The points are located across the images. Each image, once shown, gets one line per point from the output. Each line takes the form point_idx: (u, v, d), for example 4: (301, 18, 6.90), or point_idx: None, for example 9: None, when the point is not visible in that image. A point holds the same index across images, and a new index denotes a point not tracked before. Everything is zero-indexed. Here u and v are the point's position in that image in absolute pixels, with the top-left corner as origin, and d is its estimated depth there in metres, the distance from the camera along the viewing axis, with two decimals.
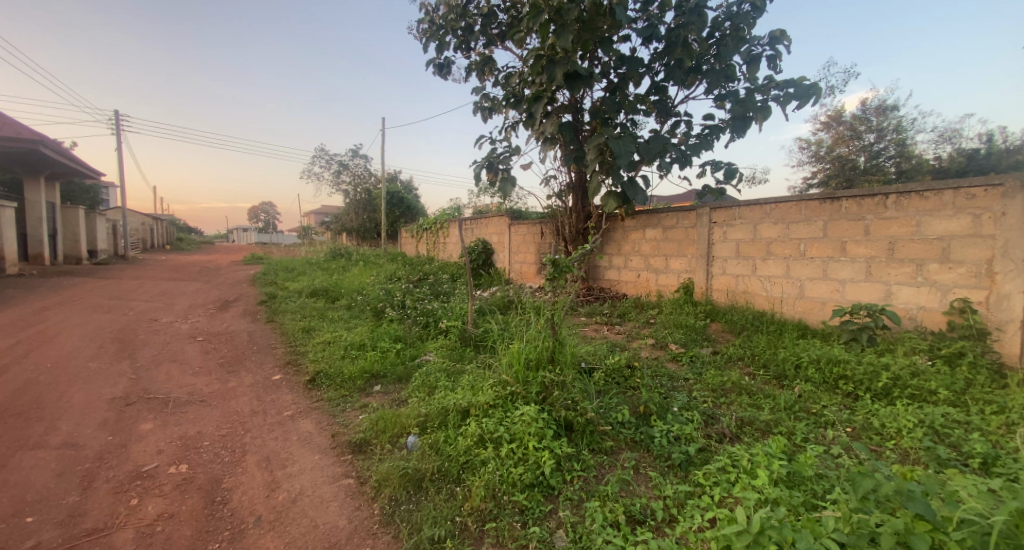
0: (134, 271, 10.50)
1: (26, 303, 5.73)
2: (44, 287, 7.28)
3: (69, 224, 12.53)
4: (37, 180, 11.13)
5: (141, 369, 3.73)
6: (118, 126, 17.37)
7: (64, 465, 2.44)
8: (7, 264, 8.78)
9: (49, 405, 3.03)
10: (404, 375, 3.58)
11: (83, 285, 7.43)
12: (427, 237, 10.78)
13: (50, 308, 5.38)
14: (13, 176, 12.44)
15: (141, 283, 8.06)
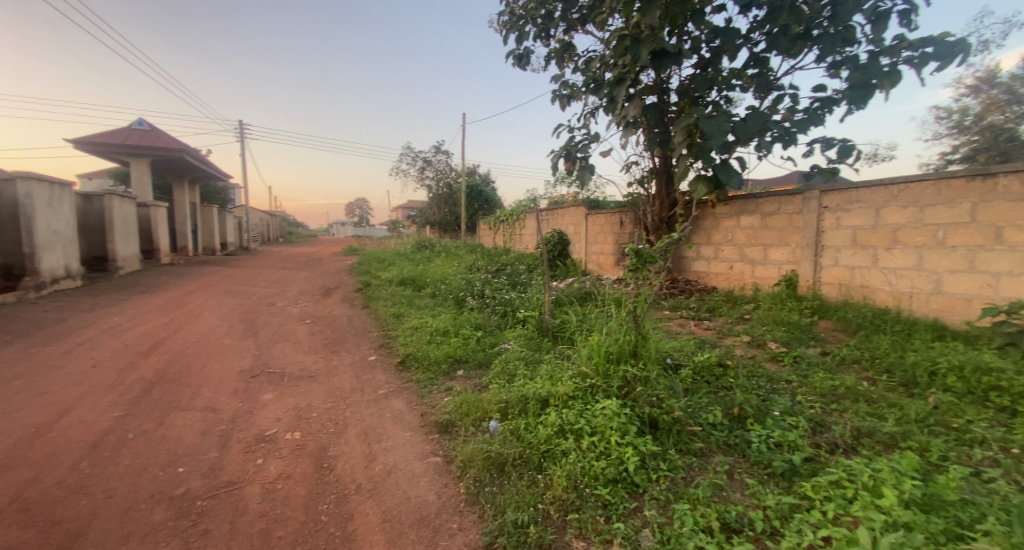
0: (255, 262, 12.05)
1: (176, 287, 6.85)
2: (188, 274, 8.65)
3: (205, 220, 14.74)
4: (183, 184, 13.24)
5: (262, 346, 4.28)
6: (241, 135, 20.04)
7: (206, 425, 2.89)
8: (161, 254, 10.57)
9: (194, 374, 3.60)
10: (485, 361, 3.69)
11: (216, 273, 8.70)
12: (504, 228, 10.99)
13: (194, 292, 6.38)
14: (165, 181, 14.93)
15: (260, 271, 9.23)
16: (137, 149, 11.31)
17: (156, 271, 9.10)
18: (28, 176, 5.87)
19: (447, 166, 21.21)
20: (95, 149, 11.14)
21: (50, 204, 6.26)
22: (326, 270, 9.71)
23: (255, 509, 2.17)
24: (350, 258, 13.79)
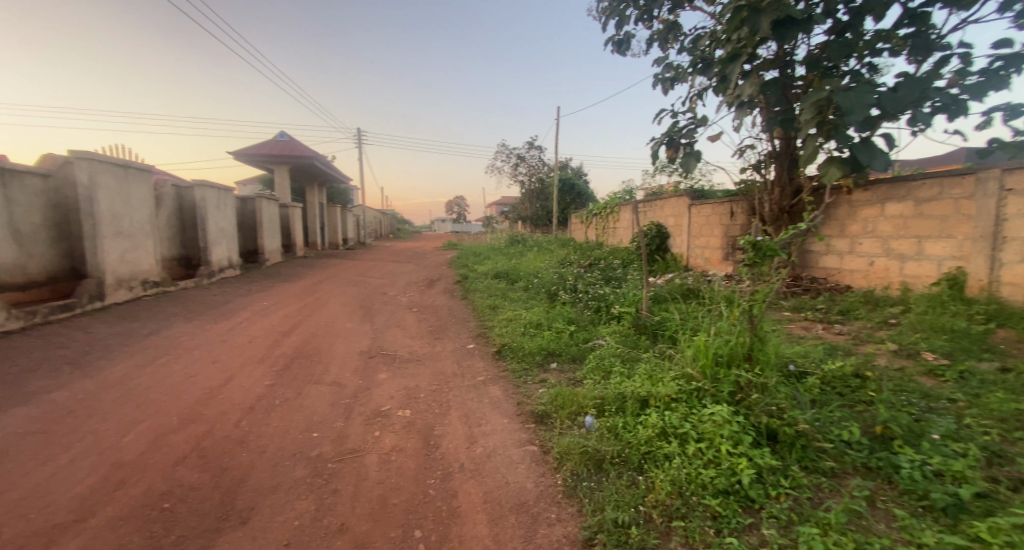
0: (368, 255, 13.40)
1: (308, 277, 7.93)
2: (315, 266, 9.94)
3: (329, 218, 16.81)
4: (313, 187, 15.25)
5: (376, 331, 4.75)
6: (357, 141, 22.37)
7: (333, 397, 3.30)
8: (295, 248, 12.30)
9: (324, 352, 4.14)
10: (578, 356, 3.66)
11: (337, 265, 9.86)
12: (597, 222, 10.78)
13: (322, 282, 7.32)
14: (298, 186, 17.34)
15: (372, 264, 10.26)
16: (278, 158, 13.23)
17: (291, 263, 10.62)
18: (203, 184, 7.20)
19: (540, 161, 21.29)
20: (248, 160, 13.31)
21: (218, 206, 7.61)
22: (428, 263, 10.45)
23: (374, 476, 2.43)
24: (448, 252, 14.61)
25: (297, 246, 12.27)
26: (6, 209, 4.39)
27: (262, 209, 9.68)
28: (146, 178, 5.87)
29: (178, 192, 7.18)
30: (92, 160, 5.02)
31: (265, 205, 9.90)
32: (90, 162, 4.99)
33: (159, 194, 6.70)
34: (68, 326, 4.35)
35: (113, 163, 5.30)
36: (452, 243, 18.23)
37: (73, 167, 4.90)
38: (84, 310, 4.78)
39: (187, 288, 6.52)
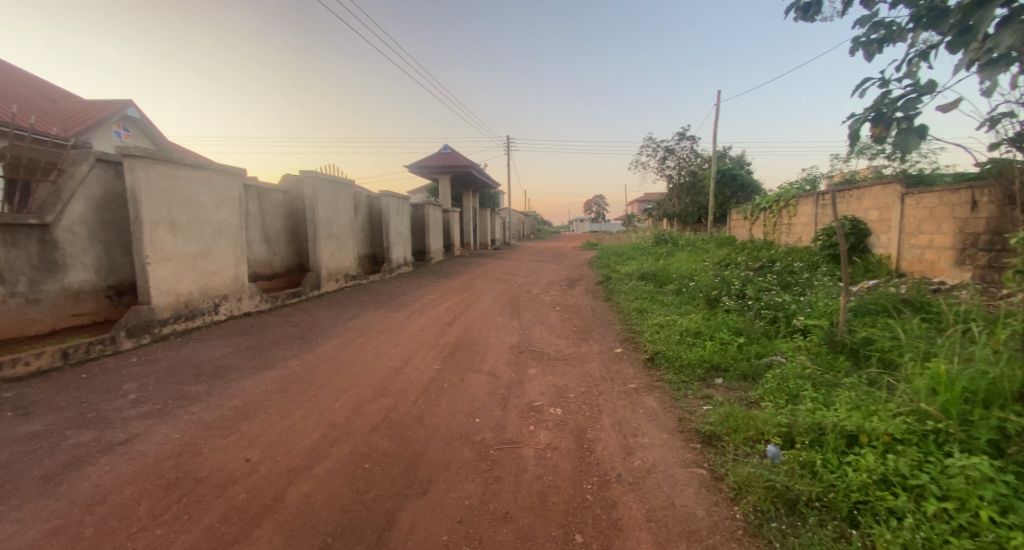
0: (511, 255, 14.15)
1: (463, 274, 8.73)
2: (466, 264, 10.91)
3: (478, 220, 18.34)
4: (467, 192, 16.80)
5: (524, 327, 4.94)
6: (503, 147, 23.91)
7: (491, 387, 3.52)
8: (449, 248, 13.71)
9: (479, 343, 4.46)
10: (751, 373, 3.21)
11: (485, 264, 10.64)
12: (766, 217, 9.45)
13: (475, 279, 7.96)
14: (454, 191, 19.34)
15: (517, 263, 10.79)
16: (439, 168, 14.89)
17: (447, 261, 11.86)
18: (387, 194, 8.53)
19: (691, 152, 19.45)
20: (416, 172, 15.35)
21: (397, 213, 8.92)
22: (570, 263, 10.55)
23: (533, 470, 2.49)
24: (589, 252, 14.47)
25: (453, 246, 13.65)
26: (261, 218, 5.81)
27: (428, 213, 11.03)
28: (349, 191, 7.18)
29: (370, 202, 8.62)
30: (314, 177, 6.32)
31: (432, 210, 11.25)
32: (313, 179, 6.29)
33: (358, 204, 8.15)
34: (295, 309, 5.57)
35: (327, 180, 6.60)
36: (593, 242, 18.11)
37: (302, 184, 6.26)
38: (306, 297, 6.05)
39: (372, 281, 7.79)
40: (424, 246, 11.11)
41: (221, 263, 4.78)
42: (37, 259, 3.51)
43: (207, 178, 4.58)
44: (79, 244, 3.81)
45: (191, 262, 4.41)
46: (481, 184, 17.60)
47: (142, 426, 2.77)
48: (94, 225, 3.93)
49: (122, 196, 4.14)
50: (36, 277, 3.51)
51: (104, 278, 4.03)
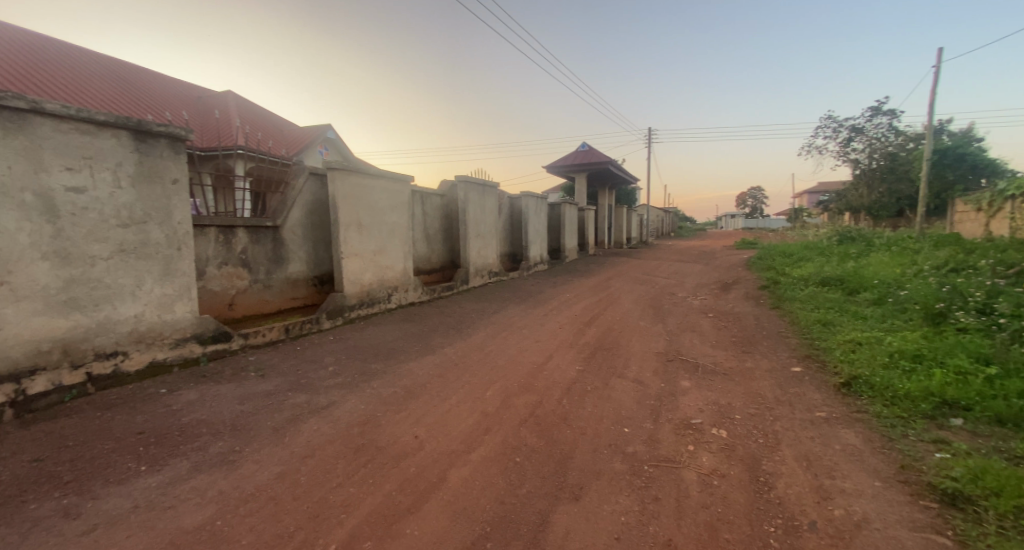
0: (649, 254, 13.39)
1: (600, 273, 8.53)
2: (602, 264, 10.66)
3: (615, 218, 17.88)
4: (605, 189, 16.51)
5: (672, 333, 4.54)
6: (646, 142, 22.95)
7: (639, 395, 3.29)
8: (584, 246, 13.62)
9: (623, 347, 4.23)
10: (1015, 419, 2.37)
11: (623, 264, 10.23)
12: (1018, 208, 7.11)
13: (613, 278, 7.70)
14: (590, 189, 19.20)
15: (659, 263, 10.11)
16: (577, 167, 15.01)
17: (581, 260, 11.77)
18: (527, 195, 8.81)
19: (888, 130, 15.77)
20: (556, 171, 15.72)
21: (536, 212, 9.18)
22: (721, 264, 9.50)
23: (697, 497, 2.21)
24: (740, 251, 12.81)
25: (587, 244, 13.50)
26: (424, 219, 6.52)
27: (565, 212, 11.11)
28: (494, 193, 7.60)
29: (512, 202, 9.03)
30: (467, 181, 6.84)
31: (568, 209, 11.29)
32: (466, 183, 6.81)
33: (501, 205, 8.60)
34: (446, 301, 6.09)
35: (477, 183, 7.08)
36: (749, 241, 16.13)
37: (456, 188, 6.83)
38: (456, 291, 6.58)
39: (512, 278, 8.13)
40: (559, 245, 11.22)
41: (393, 259, 5.47)
42: (271, 254, 4.47)
43: (385, 186, 5.29)
44: (297, 242, 4.73)
45: (373, 258, 5.14)
46: (617, 180, 17.11)
47: (337, 395, 3.29)
48: (307, 227, 4.85)
49: (326, 202, 5.03)
50: (270, 268, 4.46)
51: (313, 270, 4.95)
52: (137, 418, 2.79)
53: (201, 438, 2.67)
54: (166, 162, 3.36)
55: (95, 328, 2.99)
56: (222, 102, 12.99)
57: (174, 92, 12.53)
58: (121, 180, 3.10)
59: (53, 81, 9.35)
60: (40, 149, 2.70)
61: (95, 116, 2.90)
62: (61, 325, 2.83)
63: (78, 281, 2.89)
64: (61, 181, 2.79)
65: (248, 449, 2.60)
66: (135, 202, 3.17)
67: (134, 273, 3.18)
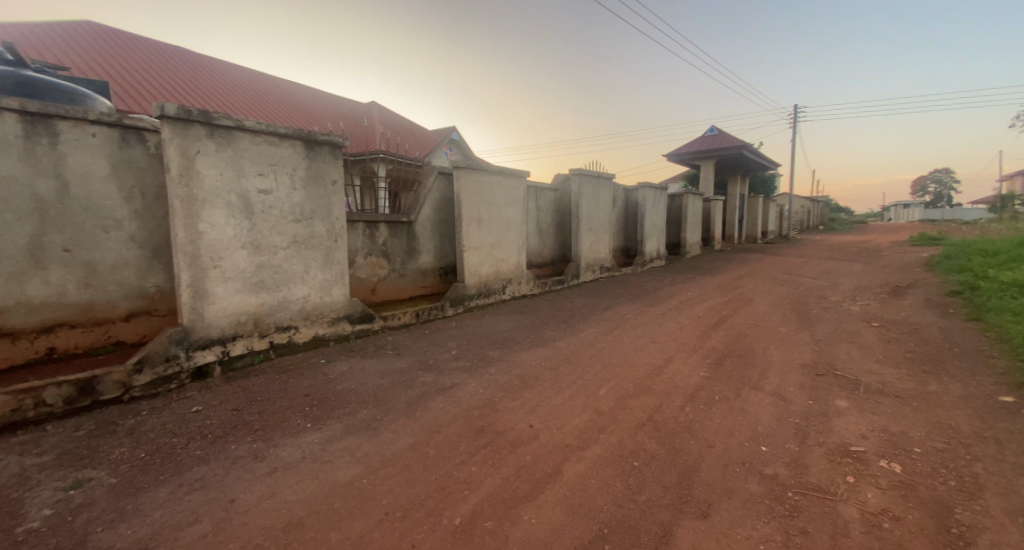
0: (789, 251, 11.72)
1: (727, 272, 7.74)
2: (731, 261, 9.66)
3: (749, 209, 16.12)
4: (738, 177, 15.03)
5: (822, 344, 3.91)
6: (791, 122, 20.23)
7: (779, 411, 2.90)
8: (710, 241, 12.55)
9: (759, 355, 3.77)
10: None
11: (757, 262, 9.13)
12: None
13: (744, 278, 6.92)
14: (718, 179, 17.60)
15: (804, 261, 8.79)
16: (705, 152, 14.02)
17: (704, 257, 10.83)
18: (645, 186, 8.38)
19: None
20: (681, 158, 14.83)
21: (654, 204, 8.70)
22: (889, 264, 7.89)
23: (858, 538, 1.85)
24: (915, 250, 10.47)
25: (712, 238, 12.40)
26: (538, 213, 6.64)
27: (687, 204, 10.34)
28: (610, 185, 7.38)
29: (628, 194, 8.69)
30: (582, 174, 6.76)
31: (690, 199, 10.46)
32: (580, 176, 6.74)
33: (616, 197, 8.33)
34: (559, 295, 6.11)
35: (592, 175, 6.95)
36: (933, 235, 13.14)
37: (571, 181, 6.80)
38: (567, 285, 6.57)
39: (625, 274, 7.83)
40: (679, 239, 10.51)
41: (509, 253, 5.65)
42: (406, 246, 4.95)
43: (503, 181, 5.49)
44: (427, 236, 5.17)
45: (491, 251, 5.39)
46: (748, 167, 15.32)
47: (459, 378, 3.52)
48: (435, 221, 5.26)
49: (452, 199, 5.40)
50: (405, 259, 4.95)
51: (439, 261, 5.37)
52: (302, 382, 3.33)
53: (350, 405, 3.08)
54: (327, 166, 3.91)
55: (276, 305, 3.64)
56: (369, 113, 14.88)
57: (333, 107, 14.71)
58: (296, 182, 3.70)
59: (252, 107, 11.72)
60: (242, 159, 3.35)
61: (278, 129, 3.49)
62: (254, 302, 3.50)
63: (265, 266, 3.55)
64: (255, 185, 3.44)
65: (386, 419, 2.91)
66: (304, 201, 3.77)
67: (303, 261, 3.80)
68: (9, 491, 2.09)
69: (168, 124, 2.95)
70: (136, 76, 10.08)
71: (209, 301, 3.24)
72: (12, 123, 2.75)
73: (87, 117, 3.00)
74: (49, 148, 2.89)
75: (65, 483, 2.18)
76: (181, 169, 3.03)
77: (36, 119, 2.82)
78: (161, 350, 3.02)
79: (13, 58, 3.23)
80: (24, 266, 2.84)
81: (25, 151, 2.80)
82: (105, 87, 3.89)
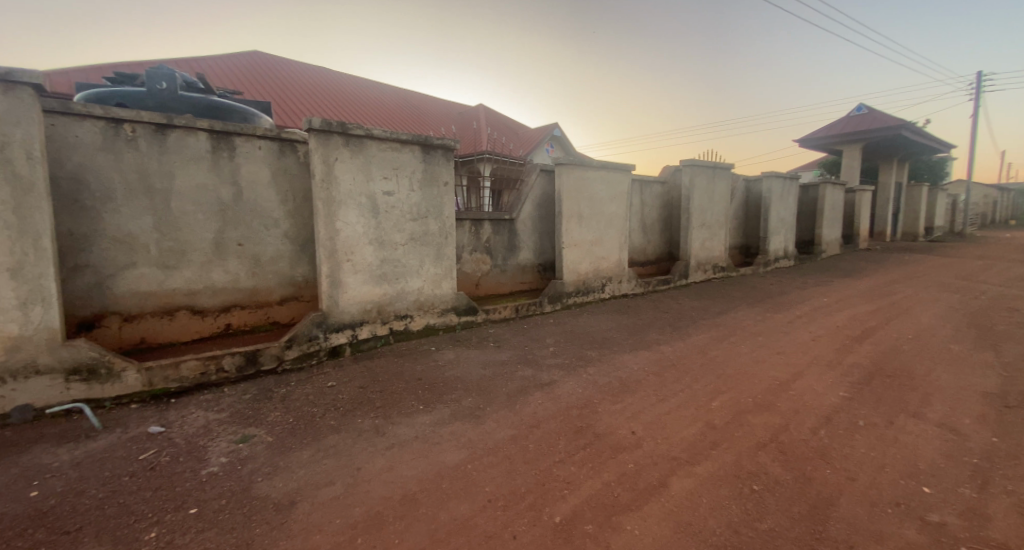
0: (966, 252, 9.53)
1: (873, 275, 6.57)
2: (881, 262, 8.18)
3: (911, 199, 13.46)
4: (893, 162, 12.69)
5: (1015, 370, 3.11)
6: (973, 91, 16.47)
7: (949, 447, 2.38)
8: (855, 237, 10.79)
9: (919, 377, 3.14)
10: None
11: (918, 264, 7.58)
12: None
13: (897, 283, 5.81)
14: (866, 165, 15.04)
15: (987, 265, 7.07)
16: (849, 136, 12.38)
17: (843, 257, 9.35)
18: (769, 176, 7.51)
19: None
20: (819, 141, 13.08)
21: (780, 197, 7.74)
22: None
23: None
24: None
25: (856, 234, 10.66)
26: (642, 209, 6.36)
27: (823, 195, 9.02)
28: (726, 176, 6.75)
29: (748, 186, 7.87)
30: (693, 166, 6.29)
31: (827, 190, 9.10)
32: (692, 167, 6.28)
33: (733, 190, 7.61)
34: (664, 296, 5.76)
35: (706, 167, 6.42)
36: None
37: (682, 174, 6.39)
38: (672, 286, 6.18)
39: (740, 275, 7.10)
40: (813, 236, 9.30)
41: (610, 250, 5.49)
42: (507, 243, 5.08)
43: (607, 176, 5.35)
44: (528, 232, 5.25)
45: (592, 248, 5.29)
46: (905, 149, 12.80)
47: (558, 375, 3.52)
48: (536, 218, 5.32)
49: (553, 196, 5.40)
50: (506, 255, 5.09)
51: (539, 258, 5.43)
52: (414, 368, 3.61)
53: (456, 392, 3.26)
54: (440, 168, 4.17)
55: (395, 296, 4.00)
56: (475, 115, 15.64)
57: (443, 111, 15.76)
58: (414, 184, 4.01)
59: (376, 115, 13.07)
60: (370, 164, 3.72)
61: (400, 136, 3.81)
62: (377, 292, 3.89)
63: (387, 261, 3.92)
64: (380, 187, 3.80)
65: (488, 409, 3.03)
66: (420, 201, 4.07)
67: (418, 257, 4.11)
68: (200, 437, 2.61)
69: (315, 135, 3.40)
70: (287, 95, 11.84)
71: (342, 290, 3.67)
72: (205, 140, 3.40)
73: (255, 132, 3.58)
74: (229, 160, 3.53)
75: (237, 436, 2.65)
76: (324, 175, 3.48)
77: (221, 136, 3.46)
78: (305, 331, 3.51)
79: (206, 87, 3.99)
80: (210, 257, 3.52)
81: (213, 163, 3.45)
82: (268, 106, 4.62)
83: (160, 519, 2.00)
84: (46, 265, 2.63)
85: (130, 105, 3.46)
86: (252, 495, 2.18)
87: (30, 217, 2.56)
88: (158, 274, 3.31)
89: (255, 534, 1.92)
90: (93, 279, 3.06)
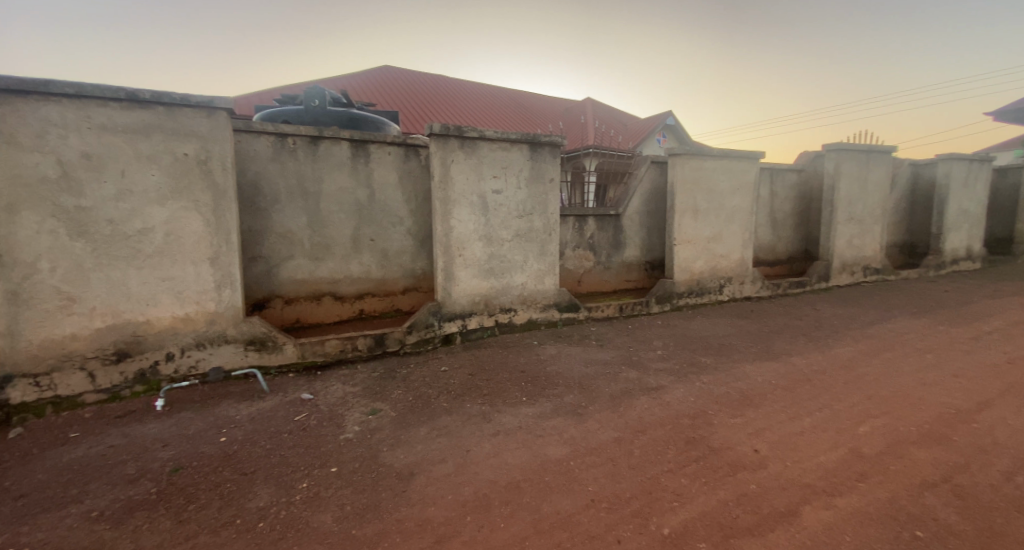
0: None
1: None
2: None
3: None
4: None
5: None
6: None
7: None
8: None
9: None
10: None
11: None
12: None
13: None
14: None
15: None
16: None
17: None
18: (946, 159, 6.18)
19: None
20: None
21: (962, 184, 6.30)
22: None
23: None
24: None
25: None
26: (769, 201, 5.68)
27: None
28: (885, 161, 5.72)
29: (915, 172, 6.55)
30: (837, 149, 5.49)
31: None
32: (839, 152, 5.45)
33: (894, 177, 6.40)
34: (796, 302, 5.09)
35: (858, 150, 5.51)
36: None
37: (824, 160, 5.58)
38: (809, 290, 5.45)
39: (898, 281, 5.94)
40: (1013, 233, 7.37)
41: (731, 247, 5.02)
42: (613, 239, 4.94)
43: (728, 166, 4.88)
44: (635, 228, 5.04)
45: (708, 244, 4.89)
46: None
47: (666, 380, 3.32)
48: (645, 214, 5.08)
49: (664, 189, 5.10)
50: (611, 252, 4.96)
51: (646, 255, 5.18)
52: (520, 360, 3.72)
53: (559, 387, 3.28)
54: (547, 164, 4.21)
55: (501, 289, 4.15)
56: (581, 111, 15.51)
57: (550, 109, 15.92)
58: (521, 181, 4.11)
59: (487, 117, 13.74)
60: (482, 164, 3.91)
61: (510, 135, 3.93)
62: (485, 286, 4.08)
63: (494, 256, 4.08)
64: (490, 186, 3.97)
65: (592, 408, 2.99)
66: (527, 198, 4.16)
67: (523, 252, 4.21)
68: (339, 406, 3.02)
69: (434, 139, 3.68)
70: (411, 104, 13.05)
71: (454, 283, 3.93)
72: (347, 148, 3.89)
73: (386, 139, 4.00)
74: (364, 164, 3.99)
75: (367, 408, 3.00)
76: (441, 176, 3.74)
77: (358, 144, 3.93)
78: (422, 319, 3.84)
79: (348, 102, 4.57)
80: (348, 251, 4.03)
81: (352, 168, 3.95)
82: (395, 115, 5.12)
83: (309, 472, 2.36)
84: (233, 256, 3.26)
85: (293, 121, 4.11)
86: (378, 462, 2.45)
87: (223, 217, 3.19)
88: (309, 264, 3.89)
89: (381, 498, 2.16)
90: (264, 268, 3.72)
